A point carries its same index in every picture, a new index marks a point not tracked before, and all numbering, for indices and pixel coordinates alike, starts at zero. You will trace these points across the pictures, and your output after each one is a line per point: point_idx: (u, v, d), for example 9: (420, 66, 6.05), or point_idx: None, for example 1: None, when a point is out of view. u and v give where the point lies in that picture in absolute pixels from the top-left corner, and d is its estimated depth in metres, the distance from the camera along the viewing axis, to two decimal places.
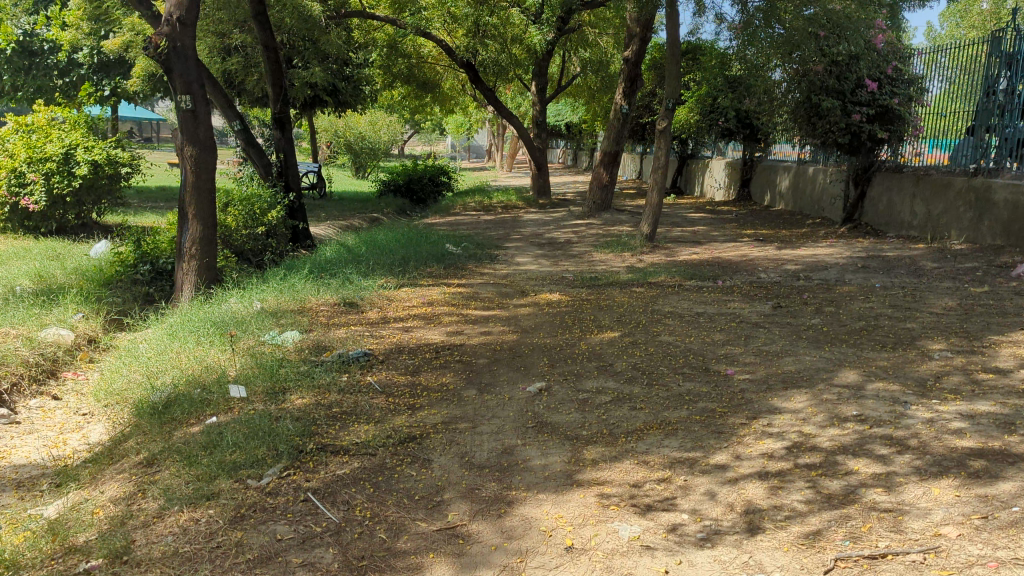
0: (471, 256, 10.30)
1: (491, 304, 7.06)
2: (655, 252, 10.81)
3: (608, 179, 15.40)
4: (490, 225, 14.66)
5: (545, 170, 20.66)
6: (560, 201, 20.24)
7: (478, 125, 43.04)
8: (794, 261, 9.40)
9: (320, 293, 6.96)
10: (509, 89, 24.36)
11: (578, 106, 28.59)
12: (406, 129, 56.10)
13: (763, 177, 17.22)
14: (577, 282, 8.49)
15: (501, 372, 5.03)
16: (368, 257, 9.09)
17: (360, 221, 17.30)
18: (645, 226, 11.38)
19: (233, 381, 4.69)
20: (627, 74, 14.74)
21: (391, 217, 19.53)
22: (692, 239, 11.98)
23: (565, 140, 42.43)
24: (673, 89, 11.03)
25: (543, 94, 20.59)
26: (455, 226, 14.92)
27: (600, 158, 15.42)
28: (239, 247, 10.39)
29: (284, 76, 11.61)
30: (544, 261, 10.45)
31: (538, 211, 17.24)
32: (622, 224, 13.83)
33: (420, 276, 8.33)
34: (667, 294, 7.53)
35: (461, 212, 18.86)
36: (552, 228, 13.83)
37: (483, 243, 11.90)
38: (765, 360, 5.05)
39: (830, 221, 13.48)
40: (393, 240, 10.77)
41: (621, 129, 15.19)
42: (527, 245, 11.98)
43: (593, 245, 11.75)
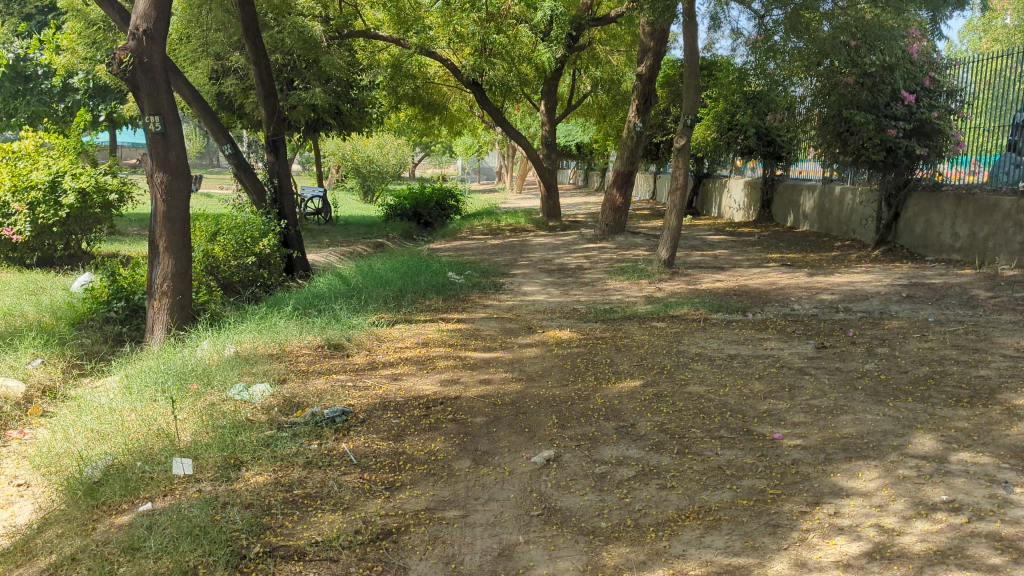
0: (476, 286, 9.55)
1: (495, 344, 6.29)
2: (675, 280, 10.02)
3: (622, 201, 14.61)
4: (497, 251, 13.91)
5: (556, 192, 19.93)
6: (573, 224, 19.47)
7: (488, 146, 42.51)
8: (830, 291, 8.61)
9: (302, 334, 6.19)
10: (519, 109, 23.69)
11: (590, 126, 27.96)
12: (415, 151, 55.61)
13: (785, 196, 16.41)
14: (593, 316, 7.73)
15: (501, 435, 4.23)
16: (362, 289, 8.33)
17: (364, 247, 16.60)
18: (663, 251, 10.58)
19: (180, 454, 3.88)
20: (641, 90, 13.97)
21: (397, 242, 18.85)
22: (714, 264, 11.18)
23: (577, 161, 41.84)
24: (693, 105, 10.23)
25: (553, 113, 19.91)
26: (462, 252, 14.21)
27: (613, 179, 14.64)
28: (227, 278, 9.65)
29: (277, 96, 10.93)
30: (556, 290, 9.70)
31: (549, 235, 16.49)
32: (638, 248, 13.05)
33: (418, 310, 7.57)
34: (692, 331, 6.76)
35: (469, 236, 18.16)
36: (564, 253, 13.07)
37: (490, 271, 11.15)
38: (816, 420, 4.28)
39: (861, 243, 12.64)
40: (392, 269, 10.02)
41: (635, 148, 14.40)
42: (537, 273, 11.24)
43: (608, 271, 10.98)
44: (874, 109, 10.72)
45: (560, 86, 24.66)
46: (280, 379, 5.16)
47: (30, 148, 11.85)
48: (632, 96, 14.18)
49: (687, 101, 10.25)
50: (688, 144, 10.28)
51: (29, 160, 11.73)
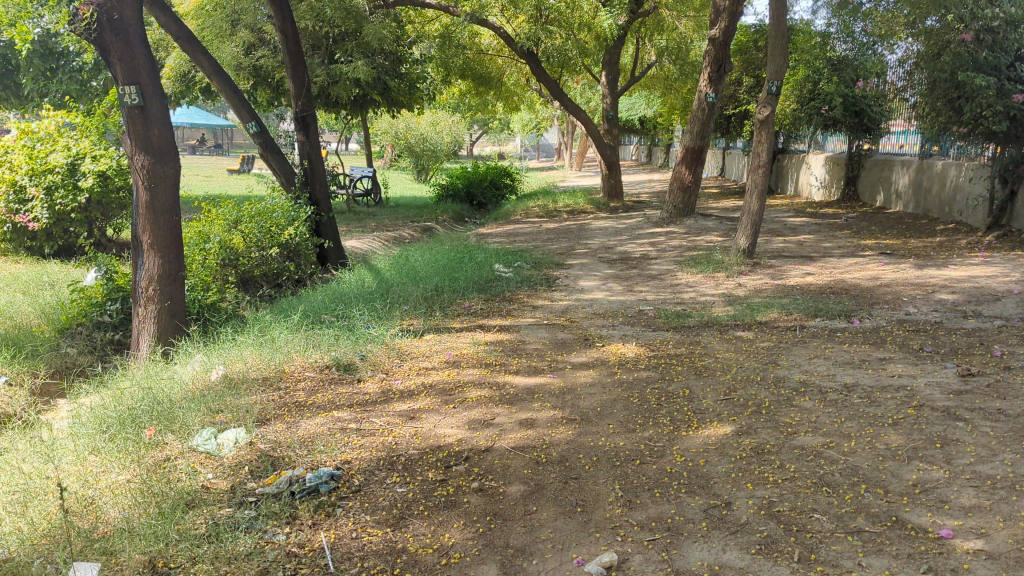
0: (525, 281, 8.36)
1: (544, 363, 5.11)
2: (757, 272, 8.68)
3: (691, 179, 13.19)
4: (552, 236, 12.69)
5: (617, 169, 18.58)
6: (635, 205, 18.11)
7: (546, 122, 41.08)
8: (947, 288, 7.18)
9: (308, 350, 5.09)
10: (578, 82, 22.28)
11: (653, 99, 26.38)
12: (471, 128, 54.42)
13: (874, 173, 14.73)
14: (662, 321, 6.49)
15: (544, 518, 3.03)
16: (393, 288, 7.19)
17: (411, 232, 15.55)
18: (743, 239, 9.22)
19: (95, 545, 2.79)
20: (714, 56, 12.53)
21: (448, 226, 17.78)
22: (800, 253, 9.78)
23: (639, 137, 40.15)
24: (779, 67, 8.78)
25: (614, 85, 18.50)
26: (514, 238, 13.02)
27: (682, 155, 13.22)
28: (248, 272, 8.65)
29: (307, 69, 9.80)
30: (618, 285, 8.46)
31: (610, 218, 15.19)
32: (709, 234, 11.69)
33: (454, 317, 6.42)
34: (787, 344, 5.49)
35: (524, 219, 16.96)
36: (626, 239, 11.78)
37: (543, 262, 9.94)
38: (994, 503, 3.00)
39: (970, 227, 11.03)
40: (433, 261, 8.90)
41: (707, 121, 12.97)
42: (596, 264, 10.01)
43: (677, 261, 9.68)
44: (997, 72, 8.99)
45: (623, 56, 23.11)
46: (265, 417, 4.05)
47: (50, 128, 11.02)
48: (703, 63, 12.74)
49: (772, 63, 8.80)
50: (773, 114, 8.85)
51: (48, 140, 10.91)
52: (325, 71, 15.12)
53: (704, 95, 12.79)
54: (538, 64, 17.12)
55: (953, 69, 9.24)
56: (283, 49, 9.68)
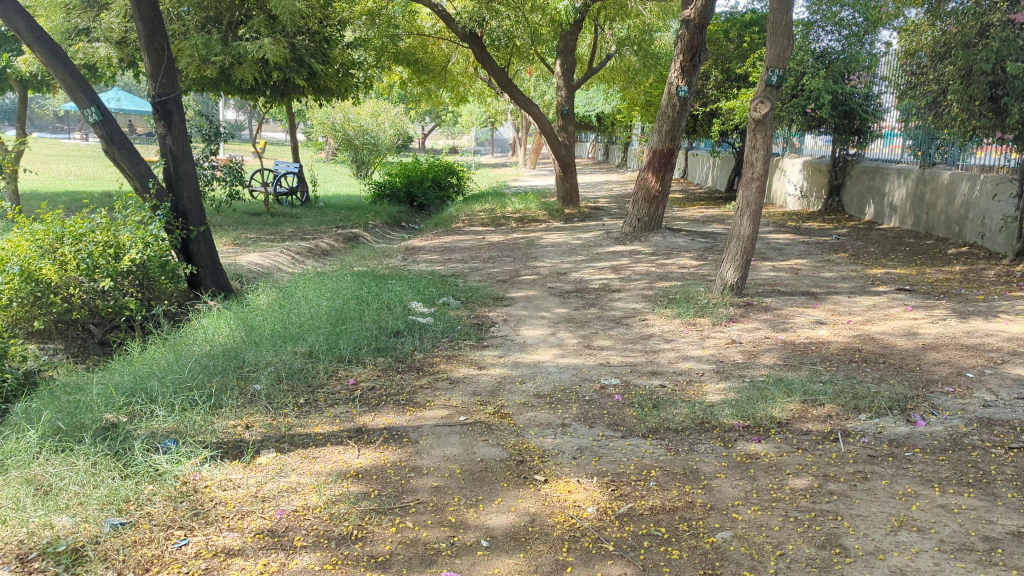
0: (441, 327, 6.20)
1: (440, 538, 2.95)
2: (751, 318, 6.63)
3: (659, 189, 11.13)
4: (492, 254, 10.55)
5: (572, 171, 16.52)
6: (592, 213, 16.07)
7: (499, 116, 38.88)
8: (1020, 353, 5.21)
9: (17, 518, 2.89)
10: (531, 71, 20.17)
11: (613, 93, 24.38)
12: (420, 120, 51.98)
13: (861, 183, 12.87)
14: (633, 414, 4.39)
15: None
16: (247, 356, 4.97)
17: (330, 241, 13.28)
18: (728, 273, 7.17)
19: None
20: (687, 41, 10.53)
21: (379, 232, 15.55)
22: (798, 287, 7.77)
23: (597, 133, 38.20)
24: (783, 50, 6.74)
25: (570, 75, 16.40)
26: (445, 255, 10.84)
27: (648, 160, 11.17)
28: (67, 314, 6.39)
29: (166, 40, 7.50)
30: (570, 334, 6.36)
31: (563, 229, 13.12)
32: (680, 257, 9.67)
33: (321, 417, 4.24)
34: (836, 480, 3.41)
35: (465, 226, 14.81)
36: (581, 261, 9.69)
37: (476, 294, 7.79)
38: None
39: (988, 254, 9.16)
40: (325, 297, 6.69)
41: (678, 120, 10.95)
42: (543, 297, 7.89)
43: (646, 297, 7.62)
44: None
45: (579, 46, 21.05)
46: None
47: None
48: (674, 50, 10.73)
49: (772, 46, 6.77)
50: (772, 112, 6.83)
51: None
52: (228, 51, 12.77)
53: (675, 87, 10.75)
54: (481, 49, 14.94)
55: (999, 60, 7.13)
56: (134, 13, 7.38)
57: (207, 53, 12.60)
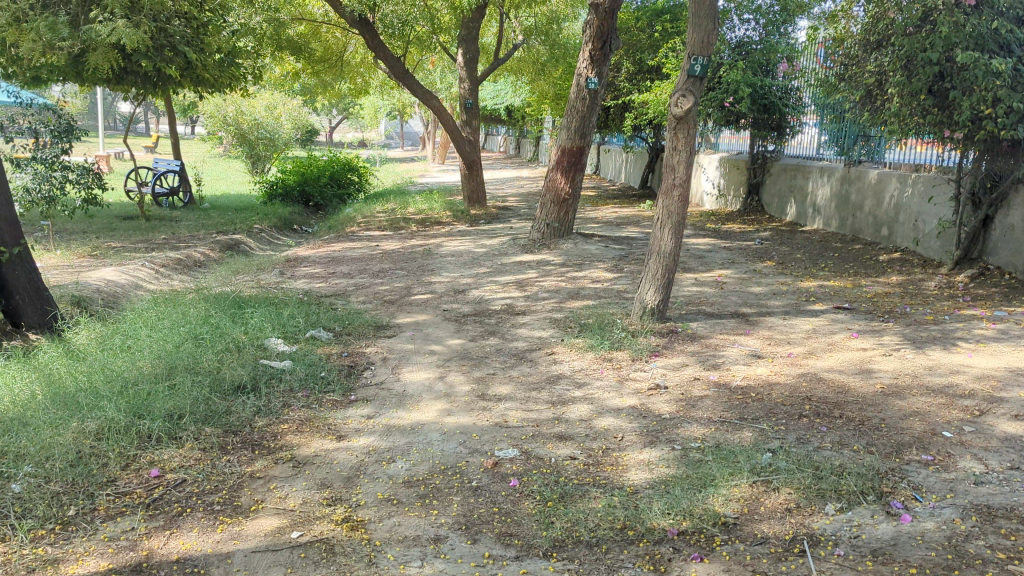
0: (299, 376, 4.96)
1: None
2: (676, 351, 5.62)
3: (568, 191, 10.08)
4: (383, 266, 9.32)
5: (478, 168, 15.37)
6: (500, 214, 14.96)
7: (406, 109, 37.42)
8: (999, 400, 4.34)
9: None
10: (434, 61, 18.92)
11: (522, 85, 23.36)
12: (326, 113, 50.01)
13: (781, 181, 12.14)
14: (533, 513, 3.27)
15: None
16: (14, 439, 3.64)
17: (204, 250, 11.79)
18: (647, 295, 6.14)
19: None
20: (596, 28, 9.54)
21: (265, 237, 14.09)
22: (727, 307, 6.83)
23: (507, 126, 37.19)
24: (707, 35, 5.75)
25: (473, 65, 15.25)
26: (329, 267, 9.55)
27: (555, 159, 10.11)
28: None
29: None
30: (462, 377, 5.23)
31: (467, 234, 11.99)
32: (593, 269, 8.66)
33: (89, 547, 2.97)
34: None
35: (361, 230, 13.51)
36: (483, 275, 8.56)
37: (355, 322, 6.56)
38: None
39: (922, 261, 8.46)
40: (157, 335, 5.36)
41: (588, 115, 9.94)
42: (435, 323, 6.72)
43: (554, 323, 6.54)
44: (1006, 53, 6.28)
45: (485, 35, 19.91)
46: None
47: None
48: (582, 39, 9.73)
49: (694, 30, 5.77)
50: (695, 107, 5.82)
51: None
52: (77, 35, 11.15)
53: (585, 79, 9.75)
54: (373, 36, 13.60)
55: (947, 48, 6.32)
56: None
57: (52, 36, 10.88)
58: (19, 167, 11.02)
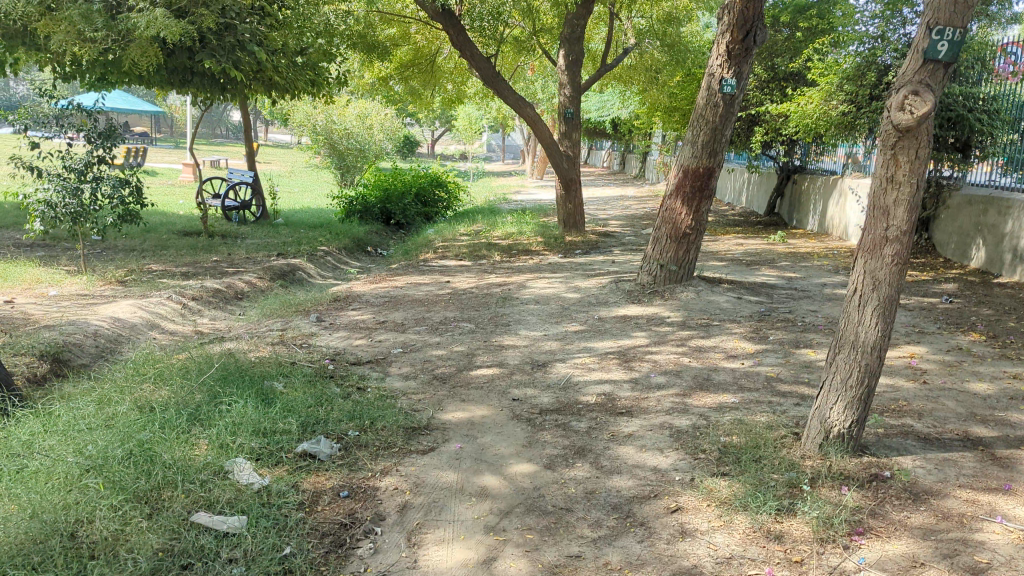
0: (248, 564, 2.92)
1: None
2: (893, 524, 3.30)
3: (690, 225, 7.77)
4: (447, 316, 7.28)
5: (575, 188, 13.23)
6: (600, 242, 12.77)
7: (508, 120, 35.71)
8: None
9: None
10: (532, 66, 16.96)
11: (632, 96, 21.14)
12: (428, 123, 48.96)
13: (964, 218, 9.48)
14: None
15: None
16: None
17: (250, 280, 10.07)
18: (830, 410, 3.84)
19: None
20: (737, 14, 7.29)
21: (331, 262, 12.38)
22: (946, 422, 4.41)
23: (612, 139, 34.94)
24: None
25: (576, 68, 13.15)
26: (382, 313, 7.57)
27: (675, 182, 7.83)
28: None
29: None
30: (526, 565, 3.06)
31: (558, 270, 9.85)
32: (724, 336, 6.35)
33: None
34: None
35: (437, 258, 11.60)
36: (574, 337, 6.39)
37: (380, 418, 4.48)
38: None
39: None
40: (47, 464, 3.41)
41: (721, 128, 7.65)
42: (497, 425, 4.58)
43: (677, 439, 4.29)
44: None
45: (592, 40, 17.84)
46: None
47: None
48: (717, 28, 7.49)
49: None
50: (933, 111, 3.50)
51: None
52: (113, 26, 9.71)
53: (720, 82, 7.53)
54: (458, 30, 11.53)
55: None
56: None
57: (84, 27, 9.44)
58: (44, 178, 9.54)
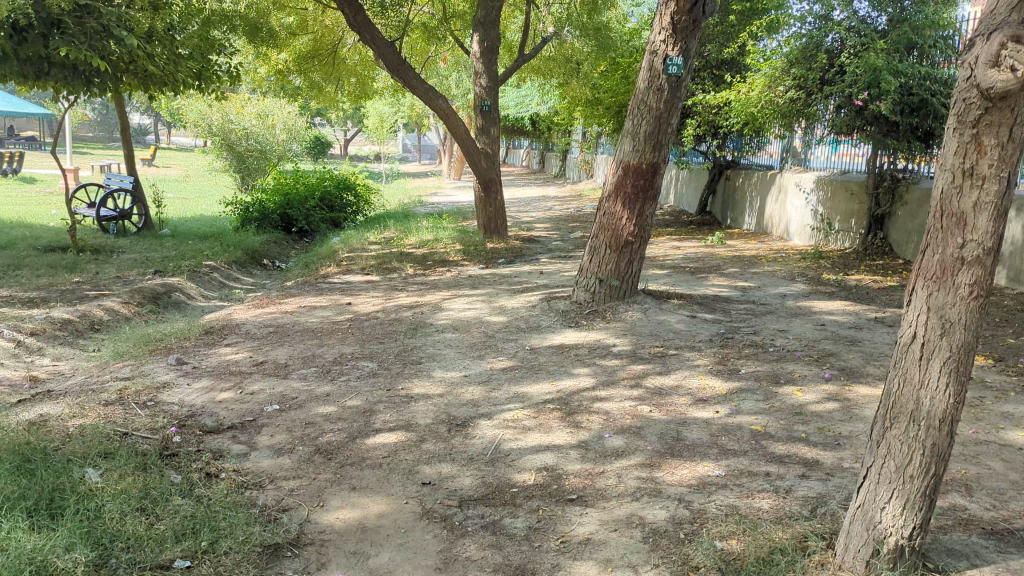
0: None
1: None
2: None
3: (633, 231, 6.54)
4: (343, 352, 5.88)
5: (496, 190, 11.93)
6: (525, 249, 11.52)
7: (422, 118, 34.22)
8: None
9: None
10: (444, 57, 15.62)
11: (551, 90, 20.01)
12: (339, 123, 47.03)
13: (925, 215, 8.55)
14: None
15: None
16: None
17: (111, 306, 8.41)
18: (881, 511, 2.63)
19: None
20: None
21: (218, 280, 10.77)
22: (1007, 499, 3.26)
23: (531, 138, 33.86)
24: None
25: (492, 55, 11.83)
26: (263, 350, 6.11)
27: (614, 181, 6.59)
28: None
29: None
30: None
31: (480, 284, 8.53)
32: (686, 370, 5.14)
33: None
34: None
35: (340, 272, 10.13)
36: (501, 379, 5.08)
37: (224, 535, 3.09)
38: None
39: None
40: None
41: (666, 116, 6.48)
42: (400, 531, 3.22)
43: (654, 547, 3.02)
44: None
45: (508, 30, 16.58)
46: None
47: None
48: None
49: None
50: None
51: None
52: None
53: (665, 60, 6.35)
54: (355, 11, 10.06)
55: None
56: None
57: None
58: None
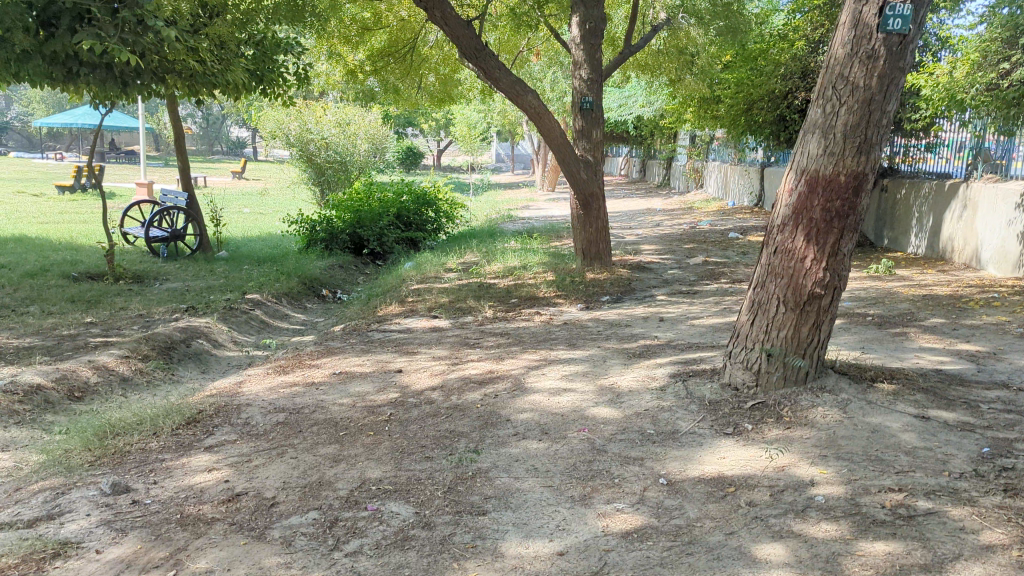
0: None
1: None
2: None
3: (823, 279, 4.15)
4: (367, 478, 3.70)
5: (598, 206, 9.65)
6: (635, 279, 9.19)
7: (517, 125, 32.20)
8: None
9: None
10: (537, 52, 13.51)
11: (660, 90, 17.60)
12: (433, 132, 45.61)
13: None
14: None
15: None
16: None
17: (104, 364, 6.53)
18: None
19: None
20: None
21: (259, 319, 8.86)
22: None
23: (634, 145, 31.32)
24: None
25: (597, 41, 9.56)
26: (251, 465, 4.01)
27: (791, 203, 4.22)
28: None
29: None
30: None
31: (580, 338, 6.26)
32: (971, 561, 2.74)
33: None
34: None
35: (402, 313, 8.04)
36: (622, 570, 2.80)
37: None
38: None
39: None
40: None
41: (880, 101, 4.05)
42: None
43: None
44: None
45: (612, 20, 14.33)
46: None
47: None
48: None
49: None
50: None
51: None
52: None
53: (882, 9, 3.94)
54: None
55: None
56: None
57: None
58: None
